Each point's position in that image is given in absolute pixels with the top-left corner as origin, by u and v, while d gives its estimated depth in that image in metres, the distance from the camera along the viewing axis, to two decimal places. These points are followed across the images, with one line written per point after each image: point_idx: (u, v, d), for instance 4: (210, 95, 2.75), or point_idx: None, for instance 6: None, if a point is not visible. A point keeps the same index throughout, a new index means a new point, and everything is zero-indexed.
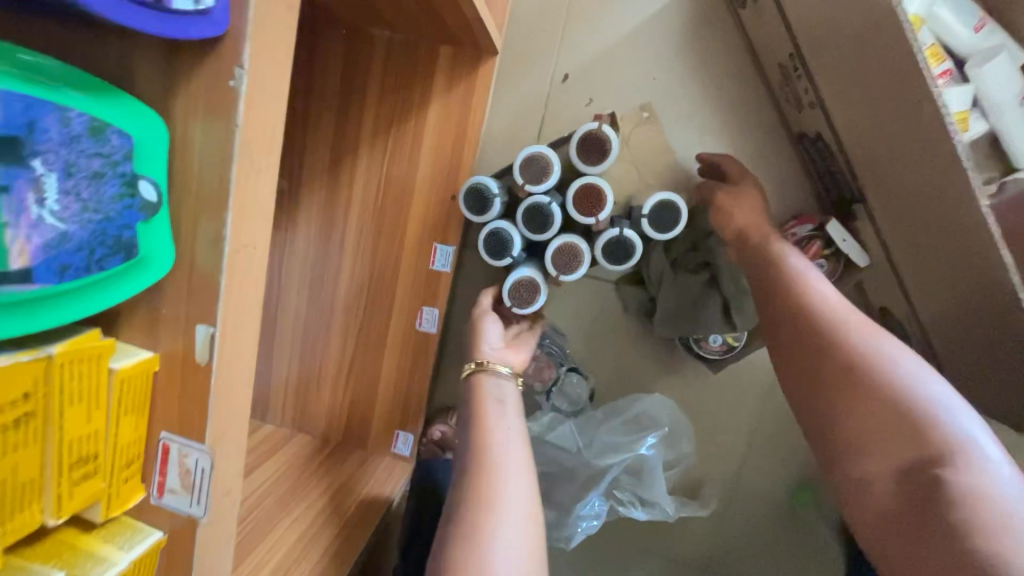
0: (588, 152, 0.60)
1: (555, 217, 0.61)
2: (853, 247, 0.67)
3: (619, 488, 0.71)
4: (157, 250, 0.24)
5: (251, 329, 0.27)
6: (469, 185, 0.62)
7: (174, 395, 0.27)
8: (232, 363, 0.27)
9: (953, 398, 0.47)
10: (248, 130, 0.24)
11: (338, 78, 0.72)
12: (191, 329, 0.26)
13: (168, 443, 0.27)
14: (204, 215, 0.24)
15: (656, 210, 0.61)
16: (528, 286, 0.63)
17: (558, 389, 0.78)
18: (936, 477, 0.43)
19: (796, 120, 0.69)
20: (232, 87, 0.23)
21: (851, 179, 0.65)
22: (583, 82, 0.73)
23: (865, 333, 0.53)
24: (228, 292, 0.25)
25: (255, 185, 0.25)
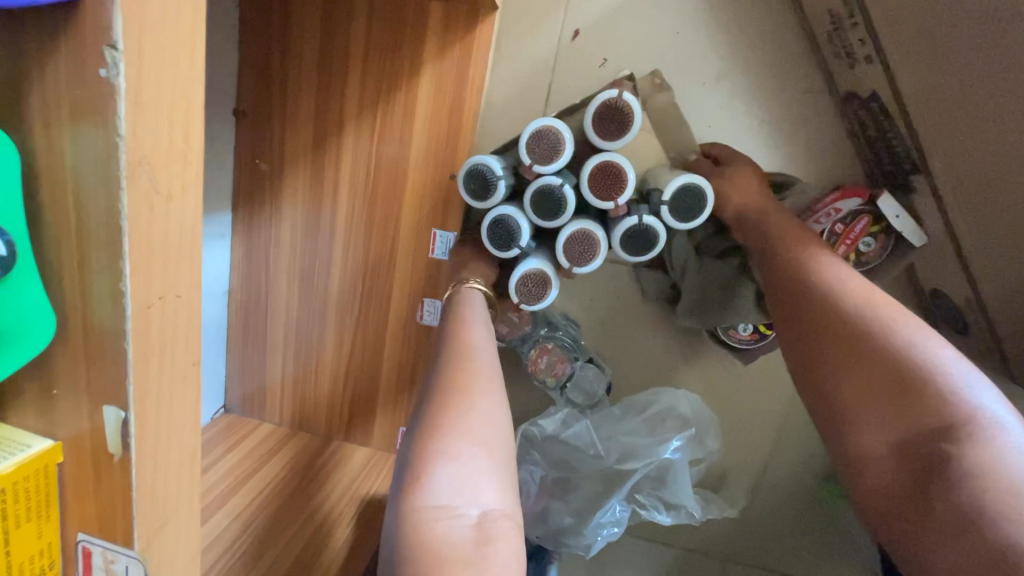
0: (606, 126, 0.52)
1: (568, 202, 0.54)
2: (908, 224, 0.59)
3: (641, 492, 0.66)
4: (21, 319, 0.18)
5: (184, 399, 0.21)
6: (468, 166, 0.54)
7: (91, 491, 0.20)
8: (162, 449, 0.21)
9: (965, 362, 0.40)
10: (139, 142, 0.17)
11: (316, 42, 0.63)
12: (98, 411, 0.19)
13: (88, 546, 0.22)
14: (93, 262, 0.18)
15: (682, 195, 0.54)
16: (538, 280, 0.56)
17: (573, 384, 0.71)
18: (943, 448, 0.35)
19: (845, 78, 0.59)
20: (104, 79, 0.16)
21: (912, 146, 0.56)
22: (596, 39, 0.64)
23: (866, 297, 0.46)
24: (138, 360, 0.19)
25: (164, 217, 0.18)
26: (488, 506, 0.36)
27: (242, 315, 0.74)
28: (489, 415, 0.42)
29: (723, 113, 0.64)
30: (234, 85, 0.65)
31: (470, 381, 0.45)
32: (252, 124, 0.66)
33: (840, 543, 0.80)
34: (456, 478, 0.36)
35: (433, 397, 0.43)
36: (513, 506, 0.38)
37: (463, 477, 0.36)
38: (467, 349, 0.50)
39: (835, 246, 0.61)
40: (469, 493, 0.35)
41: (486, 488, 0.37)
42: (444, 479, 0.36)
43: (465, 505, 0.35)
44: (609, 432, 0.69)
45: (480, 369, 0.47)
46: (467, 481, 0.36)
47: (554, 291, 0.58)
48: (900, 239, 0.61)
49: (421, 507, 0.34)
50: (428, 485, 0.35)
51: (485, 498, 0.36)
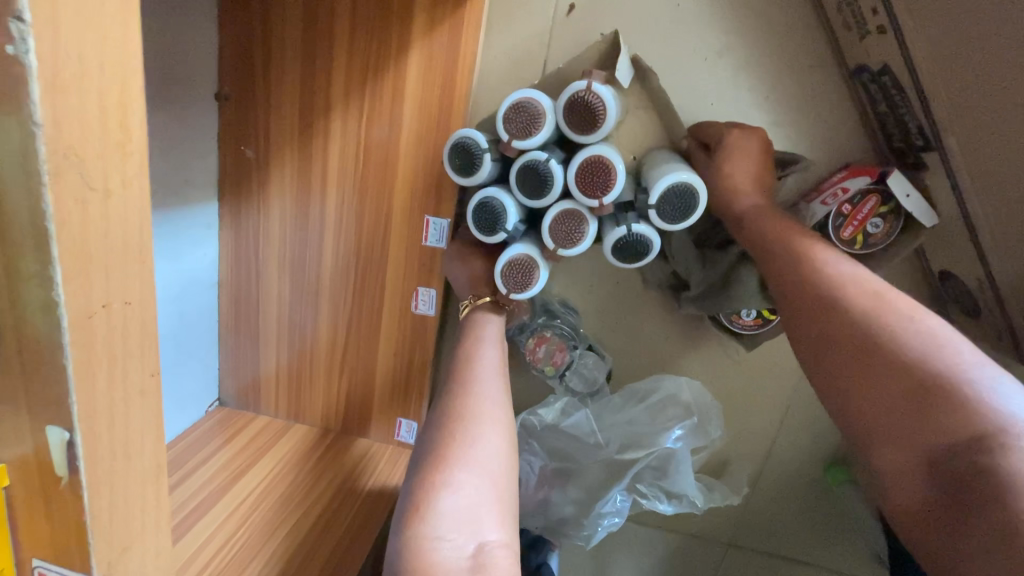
0: (579, 118, 0.49)
1: (555, 180, 0.51)
2: (919, 204, 0.57)
3: (642, 482, 0.65)
4: None
5: (141, 412, 0.22)
6: (451, 140, 0.52)
7: (42, 512, 0.22)
8: (115, 466, 0.21)
9: (986, 364, 0.38)
10: (59, 129, 0.17)
11: (298, 21, 0.60)
12: (43, 431, 0.20)
13: (43, 571, 0.23)
14: (22, 259, 0.18)
15: (668, 198, 0.51)
16: (523, 267, 0.54)
17: (572, 371, 0.69)
18: (973, 461, 0.33)
19: (854, 51, 0.56)
20: (12, 56, 0.16)
21: (926, 121, 0.53)
22: (592, 14, 0.61)
23: (872, 299, 0.44)
24: (80, 373, 0.19)
25: (98, 212, 0.19)
26: (488, 537, 0.37)
27: (232, 307, 0.72)
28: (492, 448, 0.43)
29: (725, 90, 0.62)
30: (214, 66, 0.62)
31: (474, 412, 0.46)
32: (235, 109, 0.64)
33: (845, 528, 0.79)
34: (457, 509, 0.37)
35: (438, 430, 0.44)
36: (510, 537, 0.38)
37: (463, 507, 0.37)
38: (472, 376, 0.50)
39: (841, 228, 0.59)
40: (468, 524, 0.36)
41: (486, 518, 0.38)
42: (447, 510, 0.37)
43: (462, 535, 0.36)
44: (609, 421, 0.68)
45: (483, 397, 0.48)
46: (468, 514, 0.37)
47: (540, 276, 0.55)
48: (909, 221, 0.59)
49: (420, 536, 0.35)
50: (428, 516, 0.36)
51: (485, 529, 0.37)
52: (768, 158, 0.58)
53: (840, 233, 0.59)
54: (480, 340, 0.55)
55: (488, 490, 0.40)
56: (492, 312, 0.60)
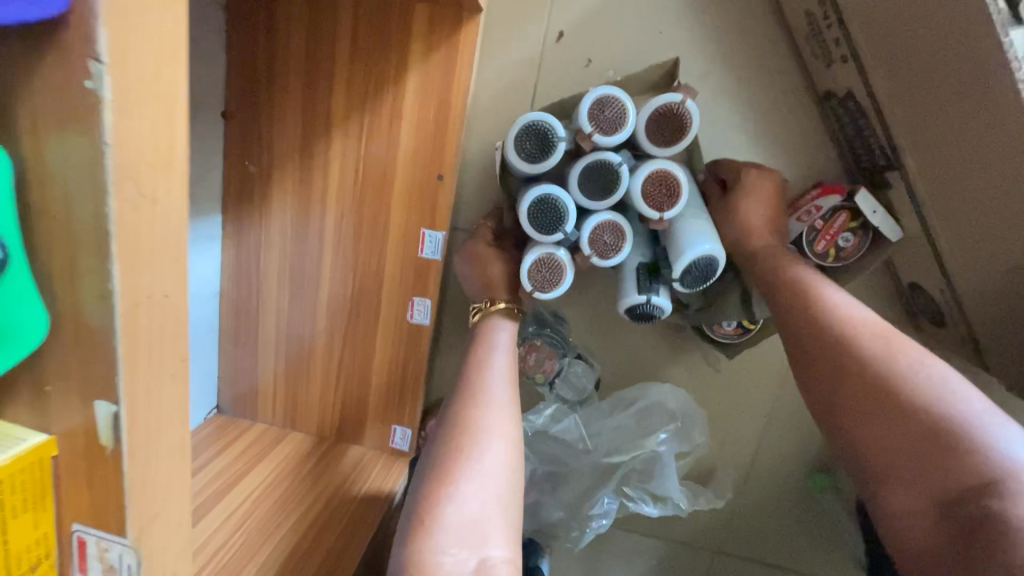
0: (664, 129, 0.52)
1: (622, 183, 0.53)
2: (885, 220, 0.60)
3: (628, 485, 0.67)
4: (15, 321, 0.18)
5: (172, 396, 0.22)
6: (531, 121, 0.51)
7: (84, 480, 0.21)
8: (151, 443, 0.22)
9: (984, 404, 0.40)
10: (125, 149, 0.17)
11: (302, 45, 0.63)
12: (90, 407, 0.20)
13: (83, 536, 0.22)
14: (82, 265, 0.18)
15: (691, 269, 0.54)
16: (559, 267, 0.54)
17: (561, 379, 0.72)
18: (980, 501, 0.36)
19: (823, 77, 0.61)
20: (90, 91, 0.16)
21: (887, 144, 0.58)
22: (580, 40, 0.65)
23: (884, 334, 0.46)
24: (127, 370, 0.20)
25: (152, 220, 0.19)
26: (490, 552, 0.40)
27: (233, 315, 0.75)
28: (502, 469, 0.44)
29: (705, 112, 0.66)
30: (222, 86, 0.66)
31: (484, 422, 0.48)
32: (239, 126, 0.67)
33: (825, 533, 0.82)
34: (460, 527, 0.40)
35: (448, 440, 0.46)
36: (514, 552, 0.42)
37: (465, 523, 0.40)
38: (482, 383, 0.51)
39: (815, 242, 0.63)
40: (470, 541, 0.40)
41: (491, 535, 0.41)
42: (451, 527, 0.40)
43: (464, 549, 0.39)
44: (597, 428, 0.70)
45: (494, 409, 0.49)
46: (471, 531, 0.40)
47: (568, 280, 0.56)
48: (876, 235, 0.62)
49: (424, 552, 0.39)
50: (432, 534, 0.39)
51: (489, 544, 0.40)
52: (780, 200, 0.61)
53: (813, 247, 0.63)
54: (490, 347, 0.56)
55: (495, 509, 0.42)
56: (506, 319, 0.59)
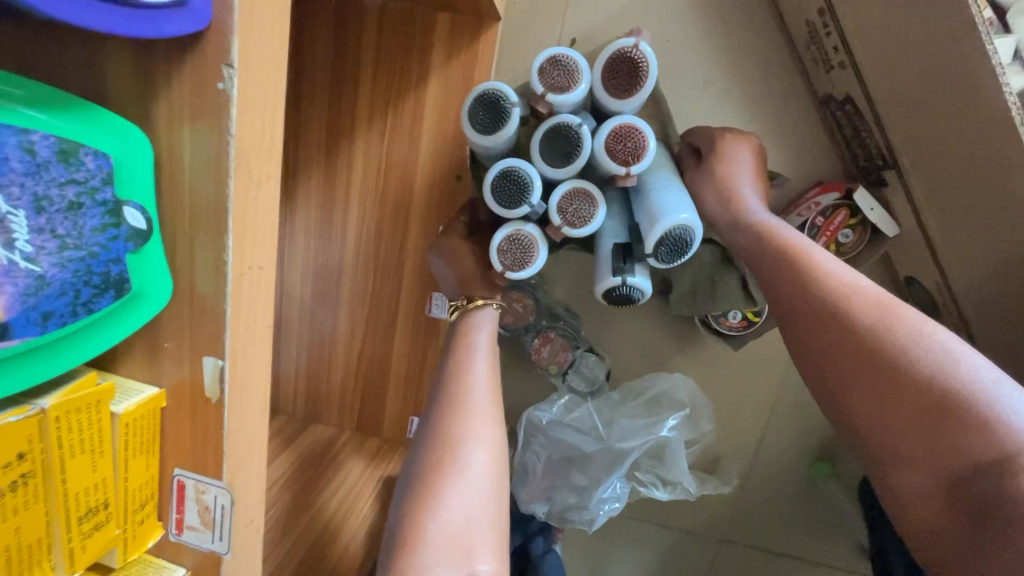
0: (620, 78, 0.48)
1: (585, 145, 0.49)
2: (882, 216, 0.64)
3: (639, 469, 0.71)
4: (148, 285, 0.26)
5: (259, 356, 0.28)
6: (480, 89, 0.48)
7: (189, 428, 0.28)
8: (242, 398, 0.27)
9: (992, 375, 0.39)
10: (242, 139, 0.24)
11: (330, 53, 0.67)
12: (199, 362, 0.27)
13: (182, 479, 0.29)
14: (204, 238, 0.25)
15: (664, 238, 0.50)
16: (530, 243, 0.50)
17: (574, 370, 0.75)
18: (995, 478, 0.36)
19: (823, 82, 0.64)
20: (222, 90, 0.23)
21: (883, 145, 0.61)
22: (592, 47, 0.69)
23: (879, 305, 0.44)
24: (232, 320, 0.26)
25: (255, 201, 0.25)
26: (478, 567, 0.38)
27: None
28: (484, 477, 0.43)
29: (709, 115, 0.69)
30: None
31: (465, 432, 0.46)
32: None
33: (829, 521, 0.85)
34: (446, 543, 0.39)
35: (430, 454, 0.44)
36: (502, 563, 0.40)
37: (452, 537, 0.39)
38: (462, 390, 0.49)
39: (817, 237, 0.65)
40: (461, 556, 0.38)
41: (479, 549, 0.39)
42: (437, 543, 0.39)
43: (455, 566, 0.38)
44: (609, 416, 0.73)
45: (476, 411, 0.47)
46: (459, 544, 0.39)
47: (541, 258, 0.51)
48: (874, 230, 0.66)
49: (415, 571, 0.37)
50: (418, 554, 0.38)
51: (478, 557, 0.39)
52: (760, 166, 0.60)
53: (815, 242, 0.65)
54: (471, 350, 0.54)
55: (482, 519, 0.41)
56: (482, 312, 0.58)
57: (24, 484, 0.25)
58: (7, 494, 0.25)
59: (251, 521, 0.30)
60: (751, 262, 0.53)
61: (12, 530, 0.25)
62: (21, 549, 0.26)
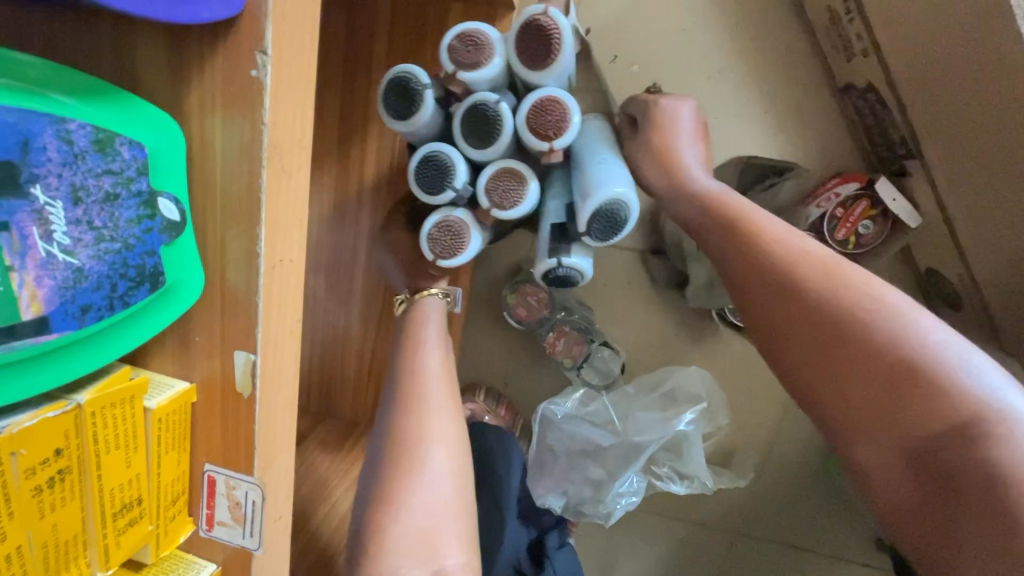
0: (534, 47, 0.41)
1: (506, 124, 0.43)
2: (905, 208, 0.62)
3: (656, 464, 0.70)
4: (181, 278, 0.27)
5: (291, 346, 0.29)
6: (390, 74, 0.42)
7: (221, 422, 0.29)
8: (273, 392, 0.29)
9: (948, 334, 0.33)
10: (275, 127, 0.25)
11: (342, 45, 0.67)
12: (231, 355, 0.28)
13: (213, 474, 0.31)
14: (239, 228, 0.26)
15: (598, 216, 0.43)
16: (459, 233, 0.44)
17: (589, 364, 0.75)
18: (960, 450, 0.30)
19: (843, 70, 0.63)
20: (256, 77, 0.24)
21: (905, 132, 0.60)
22: (607, 37, 0.68)
23: (828, 267, 0.37)
24: (265, 306, 0.27)
25: (287, 188, 0.27)
26: (446, 561, 0.36)
27: None
28: (445, 465, 0.40)
29: (726, 104, 0.68)
30: None
31: (424, 418, 0.42)
32: None
33: (847, 515, 0.84)
34: (411, 540, 0.36)
35: (387, 460, 0.40)
36: (472, 551, 0.38)
37: (416, 534, 0.37)
38: (416, 381, 0.44)
39: (835, 229, 0.64)
40: (426, 553, 0.36)
41: (446, 541, 0.37)
42: (401, 541, 0.36)
43: (420, 563, 0.36)
44: (625, 410, 0.72)
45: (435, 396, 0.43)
46: (424, 539, 0.37)
47: (474, 247, 0.46)
48: (896, 223, 0.64)
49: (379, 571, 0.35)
50: (383, 553, 0.36)
51: (445, 552, 0.37)
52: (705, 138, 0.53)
53: (833, 235, 0.64)
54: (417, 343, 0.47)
55: (448, 510, 0.38)
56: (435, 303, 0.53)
57: (60, 481, 0.26)
58: (42, 492, 0.25)
59: (280, 518, 0.31)
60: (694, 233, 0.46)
61: (50, 527, 0.26)
62: (58, 546, 0.27)
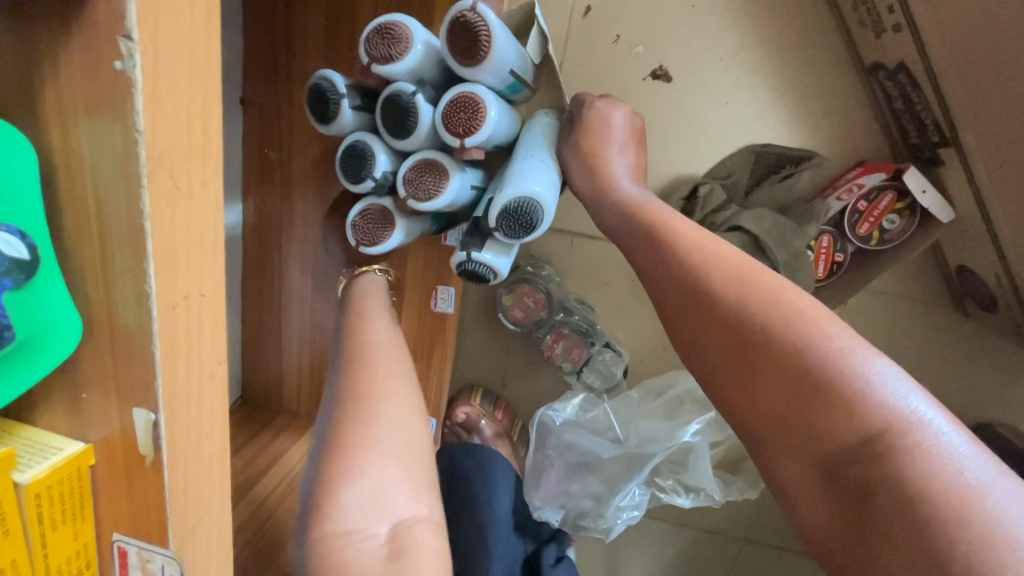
0: (461, 41, 0.39)
1: (421, 116, 0.41)
2: (935, 200, 0.57)
3: (660, 475, 0.66)
4: (45, 327, 0.22)
5: (210, 394, 0.25)
6: (310, 79, 0.42)
7: (126, 485, 0.25)
8: (186, 451, 0.25)
9: (858, 343, 0.32)
10: (157, 135, 0.20)
11: None
12: (130, 413, 0.24)
13: (123, 545, 0.27)
14: (124, 260, 0.21)
15: (506, 210, 0.40)
16: (379, 219, 0.45)
17: (589, 367, 0.71)
18: (866, 464, 0.29)
19: (871, 49, 0.56)
20: (121, 69, 0.19)
21: (941, 117, 0.53)
22: (608, 15, 0.62)
23: (744, 274, 0.36)
24: (165, 354, 0.22)
25: (184, 211, 0.21)
26: (402, 515, 0.30)
27: None
28: (401, 416, 0.35)
29: (738, 88, 0.62)
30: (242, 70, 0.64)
31: (374, 377, 0.36)
32: None
33: None
34: (361, 497, 0.30)
35: (331, 418, 0.34)
36: (433, 506, 0.33)
37: (367, 491, 0.30)
38: (363, 351, 0.39)
39: (857, 224, 0.59)
40: (378, 507, 0.30)
41: (398, 494, 0.31)
42: (350, 499, 0.30)
43: (371, 519, 0.29)
44: (627, 416, 0.68)
45: (387, 358, 0.38)
46: (377, 496, 0.30)
47: (398, 236, 0.46)
48: (925, 216, 0.59)
49: (322, 536, 0.29)
50: (328, 513, 0.29)
51: (399, 504, 0.31)
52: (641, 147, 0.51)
53: (854, 229, 0.59)
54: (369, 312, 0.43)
55: (404, 460, 0.33)
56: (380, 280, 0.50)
57: None
58: None
59: None
60: (623, 242, 0.43)
61: None
62: None
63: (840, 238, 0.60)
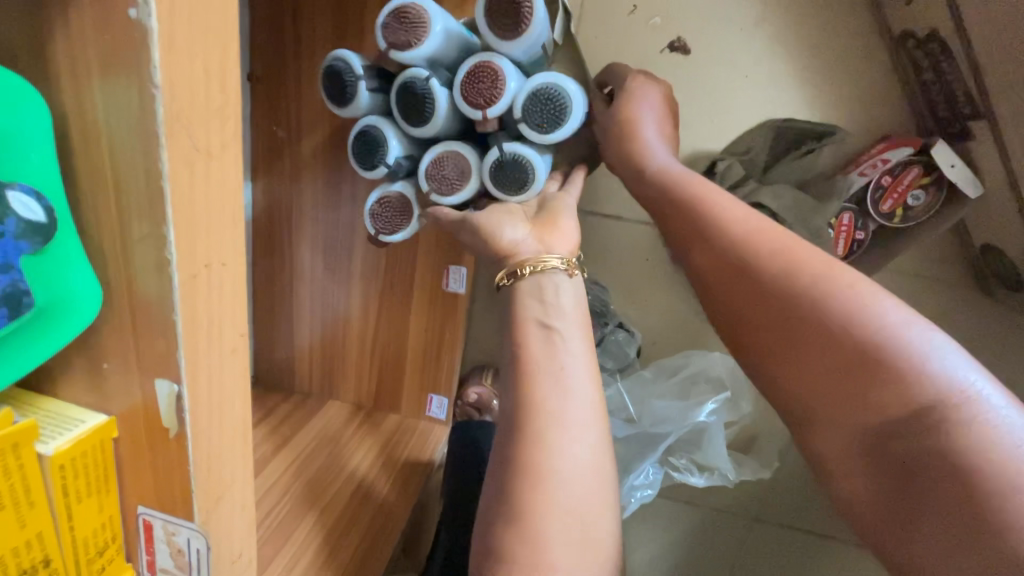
0: (500, 16, 0.38)
1: (437, 100, 0.40)
2: (964, 174, 0.55)
3: (674, 455, 0.65)
4: (66, 296, 0.22)
5: (231, 367, 0.24)
6: (324, 63, 0.41)
7: (149, 457, 0.25)
8: (209, 425, 0.24)
9: (910, 318, 0.31)
10: (173, 94, 0.19)
11: None
12: (152, 385, 0.23)
13: (147, 517, 0.27)
14: (143, 228, 0.21)
15: (534, 93, 0.40)
16: (397, 207, 0.44)
17: (602, 348, 0.70)
18: (916, 436, 0.28)
19: (899, 17, 0.54)
20: (136, 21, 0.18)
21: (974, 88, 0.51)
22: None
23: (789, 247, 0.35)
24: (186, 325, 0.22)
25: (202, 176, 0.21)
26: None
27: None
28: (585, 509, 0.32)
29: (759, 60, 0.60)
30: None
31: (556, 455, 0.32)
32: None
33: None
34: None
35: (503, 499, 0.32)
36: None
37: None
38: (545, 413, 0.33)
39: (881, 200, 0.57)
40: None
41: None
42: None
43: None
44: (640, 396, 0.68)
45: (575, 430, 0.33)
46: None
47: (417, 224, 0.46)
48: (951, 192, 0.57)
49: None
50: None
51: None
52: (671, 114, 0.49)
53: (878, 207, 0.58)
54: (550, 333, 0.36)
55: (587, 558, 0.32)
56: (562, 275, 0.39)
57: None
58: None
59: (238, 554, 0.29)
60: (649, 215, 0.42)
61: None
62: None
63: (862, 216, 0.58)
